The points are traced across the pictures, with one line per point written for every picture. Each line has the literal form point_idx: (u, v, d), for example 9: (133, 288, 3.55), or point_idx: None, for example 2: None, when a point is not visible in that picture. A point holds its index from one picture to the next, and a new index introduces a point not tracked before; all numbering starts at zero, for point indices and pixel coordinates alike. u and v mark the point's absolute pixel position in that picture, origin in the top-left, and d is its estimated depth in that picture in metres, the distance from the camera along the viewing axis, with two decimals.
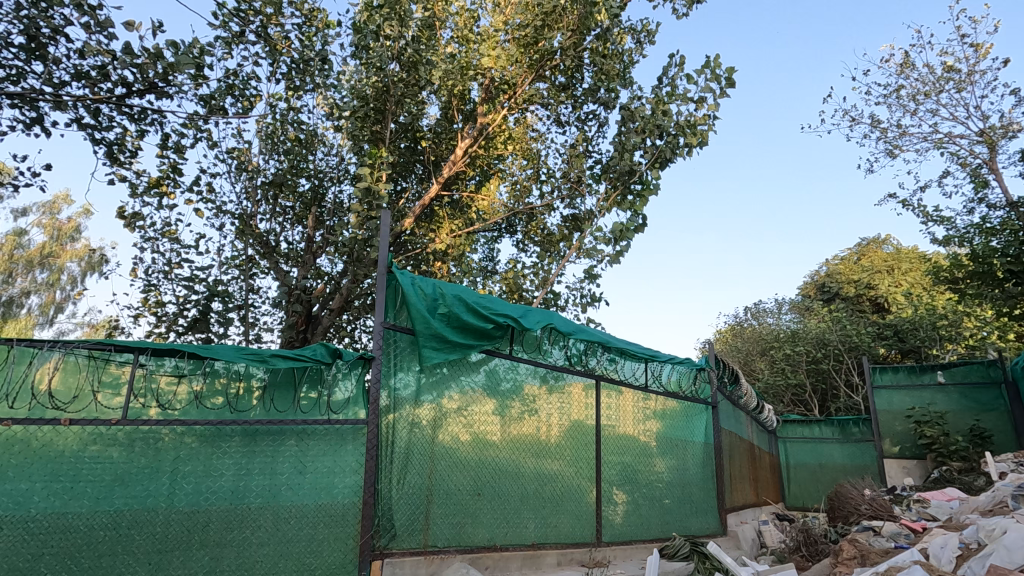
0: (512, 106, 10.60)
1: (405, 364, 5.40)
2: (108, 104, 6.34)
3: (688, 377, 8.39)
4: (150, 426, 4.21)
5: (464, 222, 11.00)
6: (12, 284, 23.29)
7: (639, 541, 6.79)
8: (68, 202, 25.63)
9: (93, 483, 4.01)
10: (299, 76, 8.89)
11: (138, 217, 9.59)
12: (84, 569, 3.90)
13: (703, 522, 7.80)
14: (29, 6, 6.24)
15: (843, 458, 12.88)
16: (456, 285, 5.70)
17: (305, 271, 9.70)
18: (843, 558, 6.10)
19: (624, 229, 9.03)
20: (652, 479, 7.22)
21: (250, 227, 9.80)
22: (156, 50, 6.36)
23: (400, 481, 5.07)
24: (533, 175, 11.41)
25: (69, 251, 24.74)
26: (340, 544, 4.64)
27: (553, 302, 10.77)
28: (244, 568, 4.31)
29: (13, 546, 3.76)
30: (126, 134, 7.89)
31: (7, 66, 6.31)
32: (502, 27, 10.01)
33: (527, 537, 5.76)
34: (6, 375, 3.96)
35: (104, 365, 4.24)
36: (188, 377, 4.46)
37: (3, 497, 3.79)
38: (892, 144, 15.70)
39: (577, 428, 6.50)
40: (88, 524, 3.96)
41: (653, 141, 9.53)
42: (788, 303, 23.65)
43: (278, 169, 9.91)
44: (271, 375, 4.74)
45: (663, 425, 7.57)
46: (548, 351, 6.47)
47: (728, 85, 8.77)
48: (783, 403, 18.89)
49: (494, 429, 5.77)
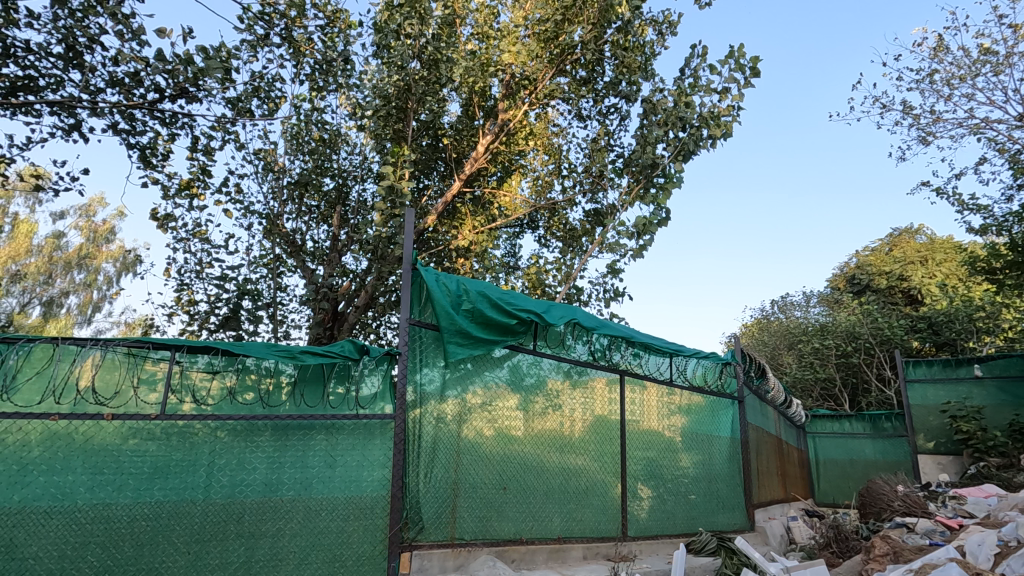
0: (533, 101, 10.53)
1: (430, 360, 5.48)
2: (142, 109, 6.58)
3: (714, 372, 8.31)
4: (186, 420, 4.37)
5: (486, 218, 11.04)
6: (52, 285, 24.18)
7: (664, 536, 6.76)
8: (103, 205, 26.48)
9: (133, 475, 4.18)
10: (322, 76, 9.03)
11: (170, 218, 9.89)
12: (128, 558, 4.07)
13: (730, 518, 7.74)
14: (67, 16, 6.49)
15: (875, 453, 12.58)
16: (480, 281, 5.75)
17: (331, 270, 9.87)
18: (875, 554, 6.00)
19: (648, 223, 8.96)
20: (678, 475, 7.18)
21: (277, 227, 10.03)
22: (187, 55, 6.57)
23: (426, 475, 5.16)
24: (555, 170, 11.40)
25: (104, 252, 25.73)
26: (369, 537, 4.75)
27: (576, 297, 10.77)
28: (278, 559, 4.44)
29: (63, 535, 3.95)
30: (158, 138, 8.15)
31: (47, 74, 6.59)
32: (523, 22, 10.05)
33: (552, 531, 5.80)
34: (51, 373, 4.15)
35: (141, 362, 4.41)
36: (221, 373, 4.60)
37: (49, 489, 3.97)
38: (925, 131, 15.15)
39: (600, 424, 6.49)
40: (130, 515, 4.13)
41: (676, 133, 9.43)
42: (816, 296, 23.17)
43: (303, 169, 10.13)
44: (300, 372, 4.86)
45: (688, 420, 7.50)
46: (571, 346, 6.49)
47: (752, 75, 8.61)
48: (811, 397, 18.55)
49: (517, 425, 5.80)
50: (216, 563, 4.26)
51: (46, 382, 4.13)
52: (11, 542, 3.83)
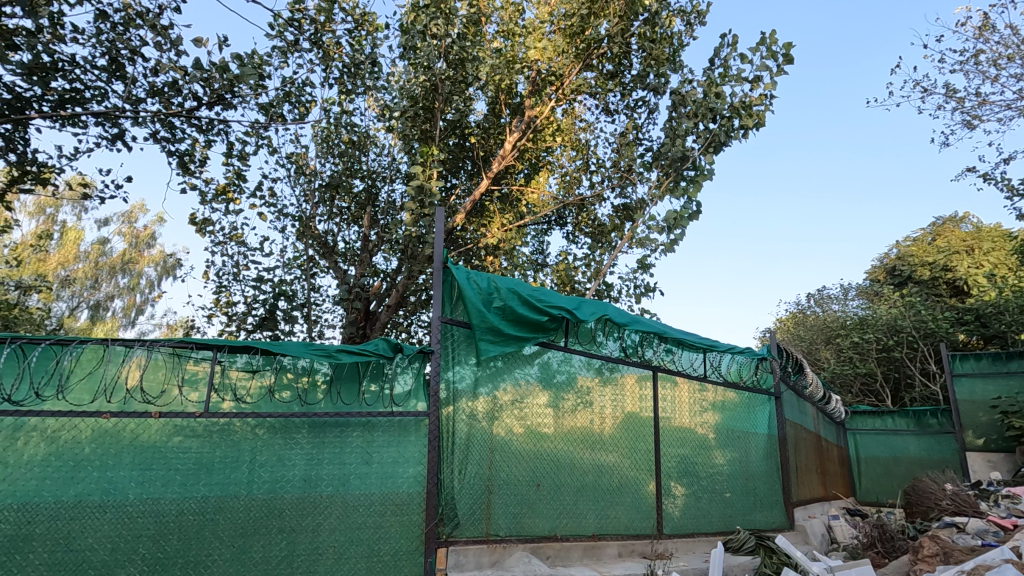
0: (560, 97, 10.44)
1: (462, 357, 5.53)
2: (181, 117, 6.83)
3: (749, 367, 8.17)
4: (227, 419, 4.50)
5: (514, 216, 11.00)
6: (98, 289, 25.21)
7: (701, 534, 6.65)
8: (144, 211, 27.48)
9: (179, 470, 4.33)
10: (351, 78, 9.16)
11: (207, 223, 10.20)
12: (177, 550, 4.22)
13: (769, 517, 7.56)
14: (109, 30, 6.77)
15: (920, 451, 12.12)
16: (511, 278, 5.77)
17: (363, 270, 10.04)
18: (923, 554, 5.80)
19: (679, 217, 8.83)
20: (712, 472, 7.05)
21: (310, 228, 10.25)
22: (222, 63, 6.78)
23: (460, 472, 5.21)
24: (583, 166, 11.32)
25: (146, 256, 26.77)
26: (406, 532, 4.82)
27: (606, 294, 10.70)
28: (318, 554, 4.54)
29: (117, 528, 4.14)
30: (195, 145, 8.41)
31: (92, 87, 6.87)
32: (548, 19, 9.99)
33: (587, 528, 5.78)
34: (100, 374, 4.34)
35: (185, 362, 4.57)
36: (260, 372, 4.74)
37: (102, 484, 4.16)
38: (971, 115, 14.44)
39: (632, 420, 6.42)
40: (178, 509, 4.28)
41: (706, 125, 9.26)
42: (855, 289, 22.45)
43: (334, 171, 10.33)
44: (335, 370, 4.96)
45: (722, 417, 7.36)
46: (603, 342, 6.46)
47: (785, 62, 8.39)
48: (851, 393, 17.95)
49: (549, 422, 5.79)
50: (259, 556, 4.39)
51: (96, 382, 4.32)
52: (68, 534, 4.02)
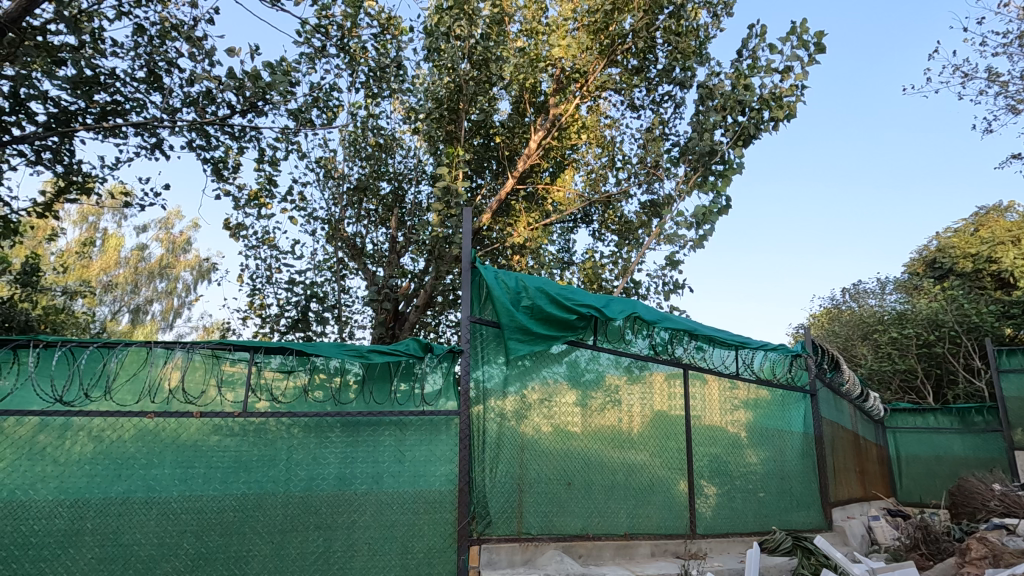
0: (584, 94, 10.41)
1: (491, 357, 5.56)
2: (216, 125, 7.06)
3: (782, 364, 8.00)
4: (263, 419, 4.62)
5: (540, 215, 11.00)
6: (138, 294, 26.19)
7: (735, 534, 6.54)
8: (180, 218, 28.37)
9: (219, 469, 4.46)
10: (377, 82, 9.29)
11: (241, 227, 10.48)
12: (218, 546, 4.35)
13: (806, 517, 7.39)
14: (146, 43, 7.05)
15: (965, 450, 11.68)
16: (539, 277, 5.77)
17: (391, 271, 10.18)
18: (970, 557, 5.62)
19: (708, 212, 8.70)
20: (746, 471, 6.90)
21: (339, 231, 10.43)
22: (254, 72, 6.97)
23: (491, 470, 5.25)
24: (608, 163, 11.24)
25: (183, 261, 27.61)
26: (438, 529, 4.87)
27: (634, 291, 10.62)
28: (353, 551, 4.63)
29: (162, 524, 4.29)
30: (229, 151, 8.66)
31: (131, 99, 7.16)
32: (571, 15, 9.91)
33: (618, 527, 5.74)
34: (143, 375, 4.51)
35: (223, 363, 4.71)
36: (294, 373, 4.85)
37: (147, 481, 4.32)
38: (1016, 98, 13.80)
39: (661, 419, 6.34)
40: (219, 506, 4.41)
41: (735, 118, 9.10)
42: (892, 283, 21.73)
43: (362, 174, 10.49)
44: (367, 370, 5.04)
45: (755, 415, 7.22)
46: (631, 341, 6.41)
47: (817, 51, 8.18)
48: (890, 390, 17.38)
49: (578, 421, 5.77)
50: (297, 553, 4.49)
51: (139, 384, 4.48)
52: (117, 529, 4.20)
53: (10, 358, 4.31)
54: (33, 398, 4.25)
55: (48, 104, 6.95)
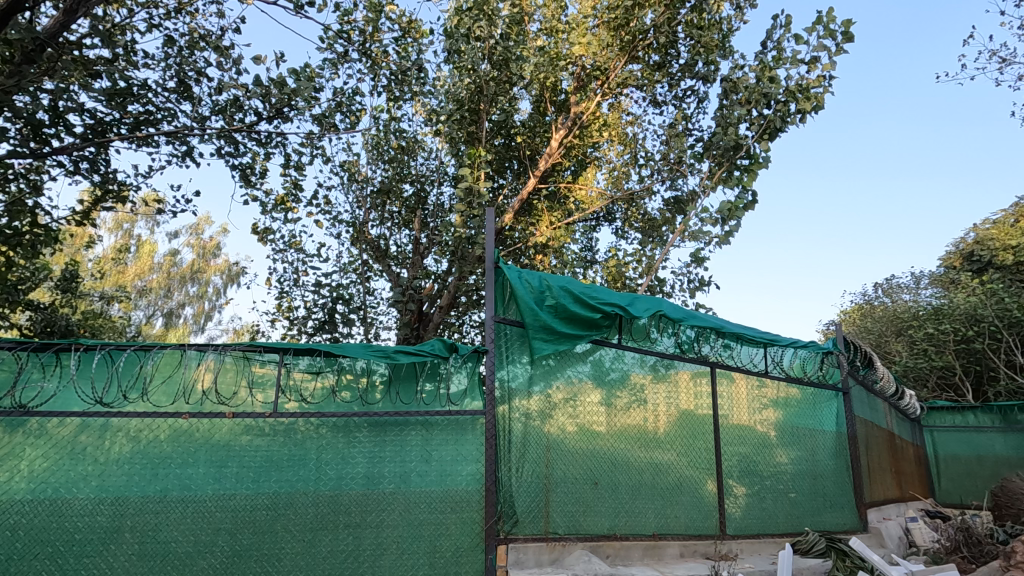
0: (605, 92, 10.36)
1: (516, 356, 5.57)
2: (244, 132, 7.23)
3: (813, 361, 7.83)
4: (292, 419, 4.72)
5: (563, 213, 10.98)
6: (171, 298, 26.91)
7: (766, 535, 6.42)
8: (209, 223, 29.11)
9: (251, 467, 4.57)
10: (398, 85, 9.38)
11: (268, 231, 10.69)
12: (251, 544, 4.45)
13: (840, 518, 7.20)
14: (176, 54, 7.25)
15: (1007, 449, 11.24)
16: (563, 277, 5.75)
17: (415, 272, 10.27)
18: (1016, 560, 5.39)
19: (733, 207, 8.55)
20: (776, 471, 6.76)
21: (364, 234, 10.57)
22: (280, 79, 7.12)
23: (517, 470, 5.25)
24: (631, 160, 11.15)
25: (212, 266, 28.24)
26: (466, 528, 4.90)
27: (658, 289, 10.51)
28: (382, 549, 4.68)
29: (198, 521, 4.40)
30: (256, 157, 8.84)
31: (162, 108, 7.37)
32: (591, 12, 9.85)
33: (646, 527, 5.69)
34: (178, 377, 4.64)
35: (253, 366, 4.81)
36: (322, 373, 4.93)
37: (183, 480, 4.44)
38: None
39: (687, 418, 6.26)
40: (252, 504, 4.51)
41: (760, 111, 8.92)
42: (928, 277, 21.04)
43: (385, 177, 10.60)
44: (393, 370, 5.10)
45: (785, 413, 7.07)
46: (657, 339, 6.34)
47: (845, 40, 7.97)
48: (927, 388, 16.81)
49: (602, 420, 5.73)
50: (328, 551, 4.56)
51: (174, 385, 4.62)
52: (155, 526, 4.33)
53: (53, 362, 4.48)
54: (74, 400, 4.42)
55: (85, 116, 7.19)
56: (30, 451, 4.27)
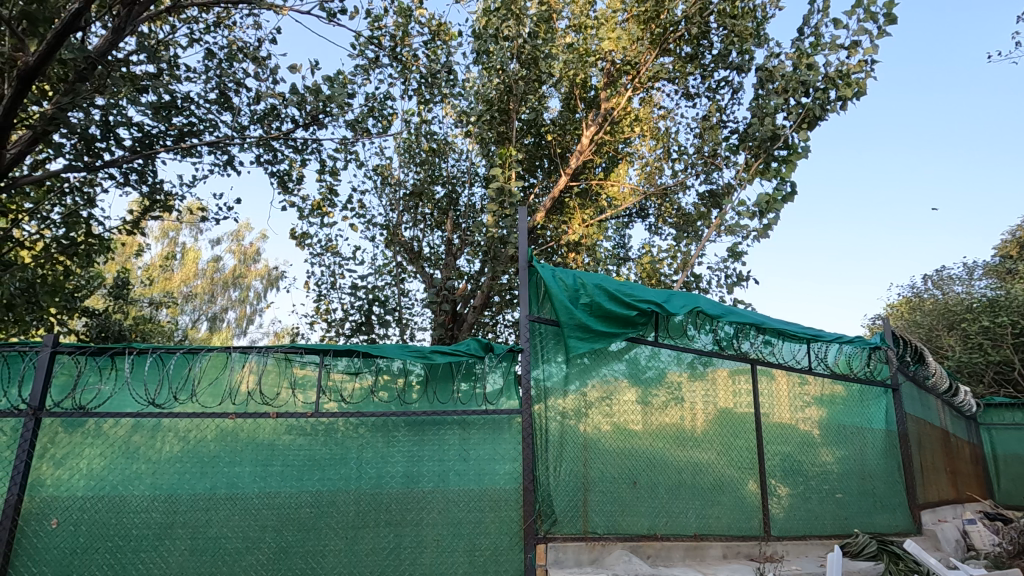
0: (636, 86, 10.24)
1: (552, 355, 5.55)
2: (282, 139, 7.44)
3: (860, 357, 7.55)
4: (332, 419, 4.82)
5: (595, 210, 10.90)
6: (215, 303, 27.83)
7: (814, 537, 6.23)
8: (249, 230, 30.01)
9: (295, 466, 4.69)
10: (428, 88, 9.47)
11: (306, 236, 10.95)
12: (297, 540, 4.56)
13: (892, 520, 6.92)
14: (216, 67, 7.50)
15: None
16: (597, 274, 5.69)
17: (449, 273, 10.35)
18: None
19: (772, 199, 8.31)
20: (822, 471, 6.54)
21: (398, 236, 10.72)
22: (315, 86, 7.30)
23: (555, 469, 5.23)
24: (663, 154, 10.97)
25: (253, 270, 29.13)
26: (505, 527, 4.91)
27: (694, 285, 10.31)
28: (422, 547, 4.73)
29: (245, 519, 4.54)
30: (293, 164, 9.07)
31: (204, 120, 7.63)
32: (620, 7, 9.74)
33: (688, 527, 5.59)
34: (223, 379, 4.80)
35: (294, 367, 4.93)
36: (360, 374, 5.02)
37: (231, 478, 4.59)
38: None
39: (727, 417, 6.12)
40: (296, 502, 4.62)
41: (798, 100, 8.65)
42: (982, 267, 20.00)
43: (417, 180, 10.72)
44: (429, 370, 5.15)
45: (831, 411, 6.84)
46: (694, 336, 6.22)
47: (888, 22, 7.65)
48: (983, 383, 15.95)
49: (639, 419, 5.66)
50: (370, 548, 4.64)
51: (220, 387, 4.79)
52: (206, 522, 4.49)
53: (109, 365, 4.68)
54: (129, 401, 4.62)
55: (133, 130, 7.50)
56: (89, 451, 4.50)
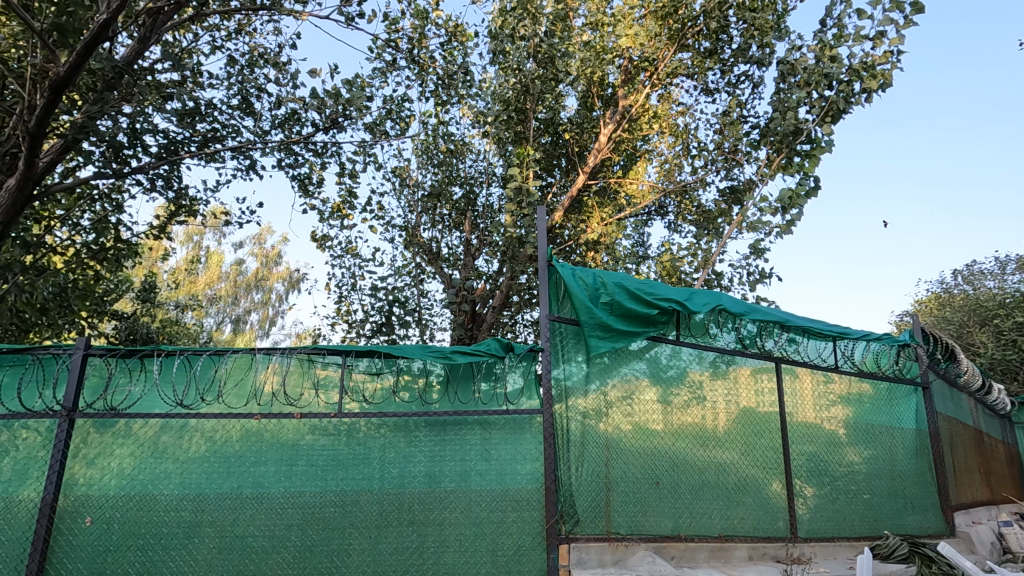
0: (654, 83, 10.16)
1: (572, 354, 5.53)
2: (302, 143, 7.54)
3: (887, 355, 7.37)
4: (354, 420, 4.86)
5: (614, 208, 10.84)
6: (238, 305, 28.30)
7: (842, 539, 6.10)
8: (271, 233, 30.45)
9: (319, 466, 4.74)
10: (446, 90, 9.51)
11: (326, 238, 11.07)
12: (321, 539, 4.61)
13: (924, 521, 6.74)
14: (238, 73, 7.63)
15: None
16: (617, 273, 5.65)
17: (467, 273, 10.38)
18: None
19: (795, 195, 8.16)
20: (850, 471, 6.41)
21: (416, 237, 10.78)
22: (335, 90, 7.38)
23: (577, 468, 5.21)
24: (683, 151, 10.86)
25: (275, 273, 29.58)
26: (527, 527, 4.90)
27: (716, 283, 10.17)
28: (445, 546, 4.75)
29: (271, 517, 4.61)
30: (314, 167, 9.18)
31: (227, 125, 7.77)
32: (637, 3, 9.66)
33: (713, 528, 5.52)
34: (248, 381, 4.88)
35: (317, 368, 4.99)
36: (382, 374, 5.07)
37: (256, 478, 4.66)
38: None
39: (751, 416, 6.03)
40: (321, 501, 4.67)
41: (821, 92, 8.48)
42: (1015, 261, 19.37)
43: (435, 181, 10.77)
44: (450, 371, 5.17)
45: (858, 410, 6.70)
46: (716, 334, 6.14)
47: (915, 11, 7.46)
48: (1017, 381, 15.45)
49: (660, 418, 5.60)
50: (393, 547, 4.68)
51: (245, 388, 4.87)
52: (233, 521, 4.56)
53: (138, 367, 4.79)
54: (157, 402, 4.72)
55: (159, 137, 7.67)
56: (120, 450, 4.61)
